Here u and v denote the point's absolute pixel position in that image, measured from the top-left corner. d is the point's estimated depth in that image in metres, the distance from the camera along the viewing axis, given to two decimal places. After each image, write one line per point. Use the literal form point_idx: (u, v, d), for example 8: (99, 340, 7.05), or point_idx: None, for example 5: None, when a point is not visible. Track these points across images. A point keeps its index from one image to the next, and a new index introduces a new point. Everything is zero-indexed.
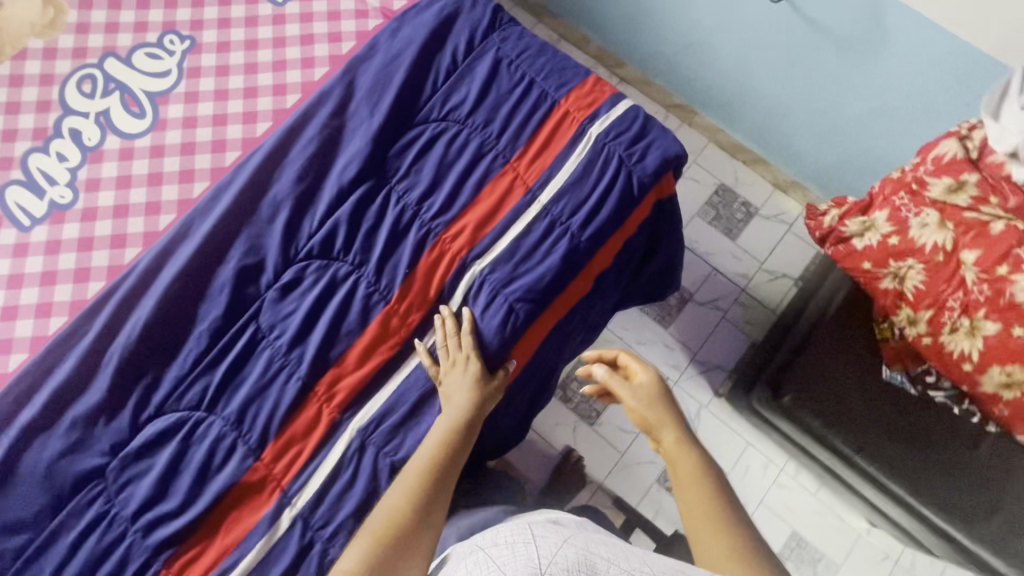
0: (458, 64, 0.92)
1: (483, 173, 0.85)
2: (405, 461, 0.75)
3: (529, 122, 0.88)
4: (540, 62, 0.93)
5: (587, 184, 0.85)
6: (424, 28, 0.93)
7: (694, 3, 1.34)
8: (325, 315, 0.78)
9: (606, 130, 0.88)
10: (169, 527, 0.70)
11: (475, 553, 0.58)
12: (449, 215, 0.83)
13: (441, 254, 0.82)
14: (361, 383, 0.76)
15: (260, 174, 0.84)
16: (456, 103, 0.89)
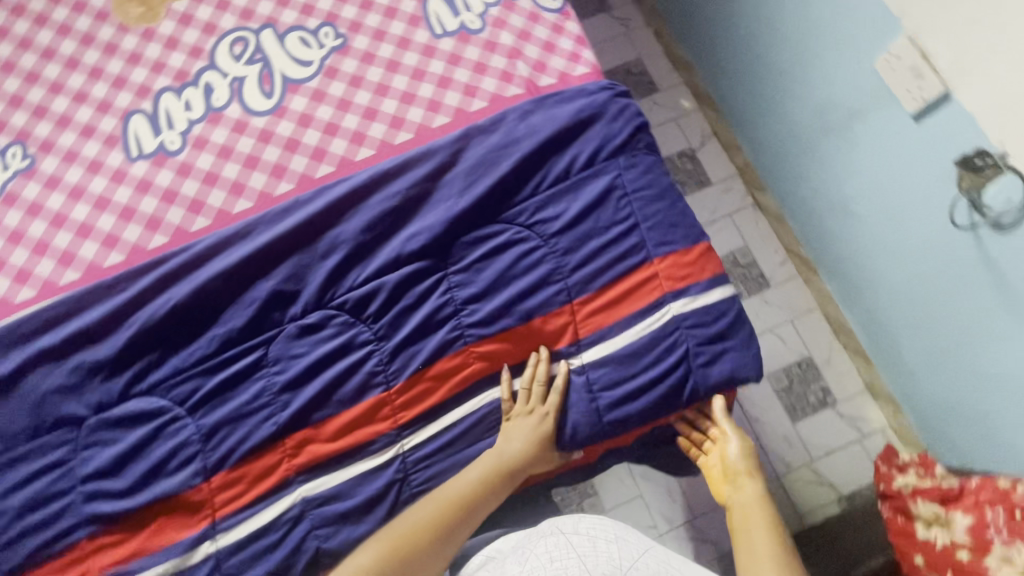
0: (571, 174, 0.85)
1: (540, 302, 0.80)
2: (330, 552, 0.73)
3: (614, 268, 0.81)
4: (655, 206, 0.84)
5: (639, 363, 0.78)
6: (556, 122, 0.88)
7: (860, 174, 1.19)
8: (326, 374, 0.76)
9: (687, 315, 0.79)
10: (107, 504, 0.73)
11: (557, 537, 0.75)
12: (487, 329, 0.79)
13: (461, 364, 0.78)
14: (326, 456, 0.74)
15: (335, 206, 0.83)
16: (550, 215, 0.83)
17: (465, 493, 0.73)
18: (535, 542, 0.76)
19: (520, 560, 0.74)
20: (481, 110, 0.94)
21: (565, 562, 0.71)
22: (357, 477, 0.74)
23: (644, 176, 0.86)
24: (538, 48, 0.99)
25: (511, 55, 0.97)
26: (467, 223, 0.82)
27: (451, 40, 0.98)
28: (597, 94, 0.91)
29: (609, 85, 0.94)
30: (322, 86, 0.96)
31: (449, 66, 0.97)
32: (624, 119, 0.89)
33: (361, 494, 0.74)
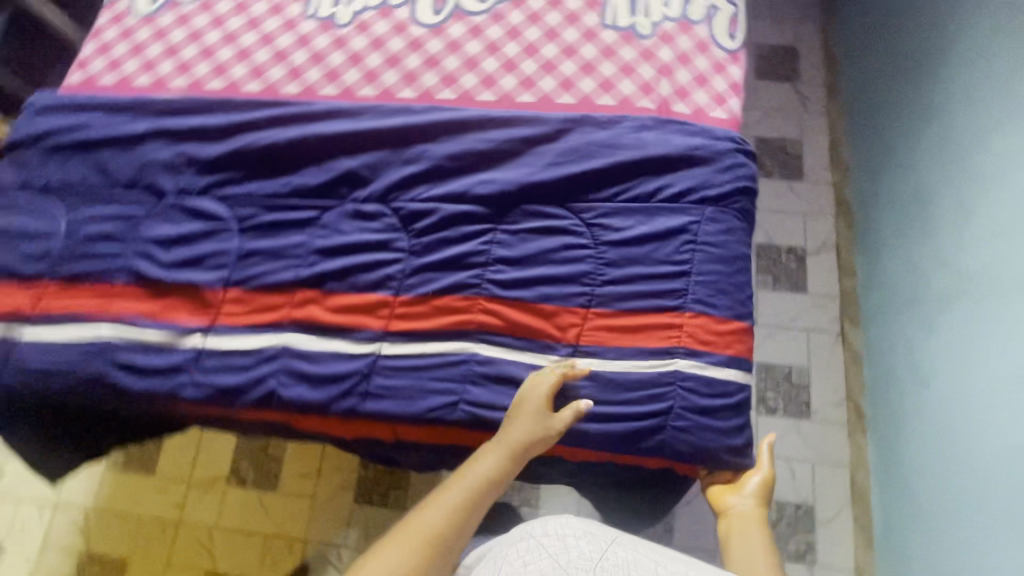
0: (654, 199, 0.85)
1: (561, 293, 0.81)
2: (282, 400, 0.80)
3: (645, 300, 0.80)
4: (716, 266, 0.82)
5: (619, 395, 0.78)
6: (666, 146, 0.87)
7: (953, 345, 1.20)
8: (355, 257, 0.83)
9: (689, 376, 0.78)
10: (146, 266, 0.84)
11: (527, 541, 0.74)
12: (502, 292, 0.81)
13: (464, 308, 0.81)
14: (319, 322, 0.81)
15: (436, 126, 0.89)
16: (613, 225, 0.84)
17: (470, 494, 0.72)
18: (506, 549, 0.75)
19: (496, 567, 0.73)
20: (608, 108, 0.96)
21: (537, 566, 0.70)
22: (334, 352, 0.81)
23: (724, 234, 0.83)
24: (689, 77, 0.99)
25: (660, 73, 0.99)
26: (538, 195, 0.85)
27: (615, 35, 1.01)
28: (720, 139, 0.89)
29: (737, 139, 0.92)
30: (484, 24, 1.02)
31: (600, 57, 1.00)
32: (733, 173, 0.86)
33: (331, 365, 0.80)
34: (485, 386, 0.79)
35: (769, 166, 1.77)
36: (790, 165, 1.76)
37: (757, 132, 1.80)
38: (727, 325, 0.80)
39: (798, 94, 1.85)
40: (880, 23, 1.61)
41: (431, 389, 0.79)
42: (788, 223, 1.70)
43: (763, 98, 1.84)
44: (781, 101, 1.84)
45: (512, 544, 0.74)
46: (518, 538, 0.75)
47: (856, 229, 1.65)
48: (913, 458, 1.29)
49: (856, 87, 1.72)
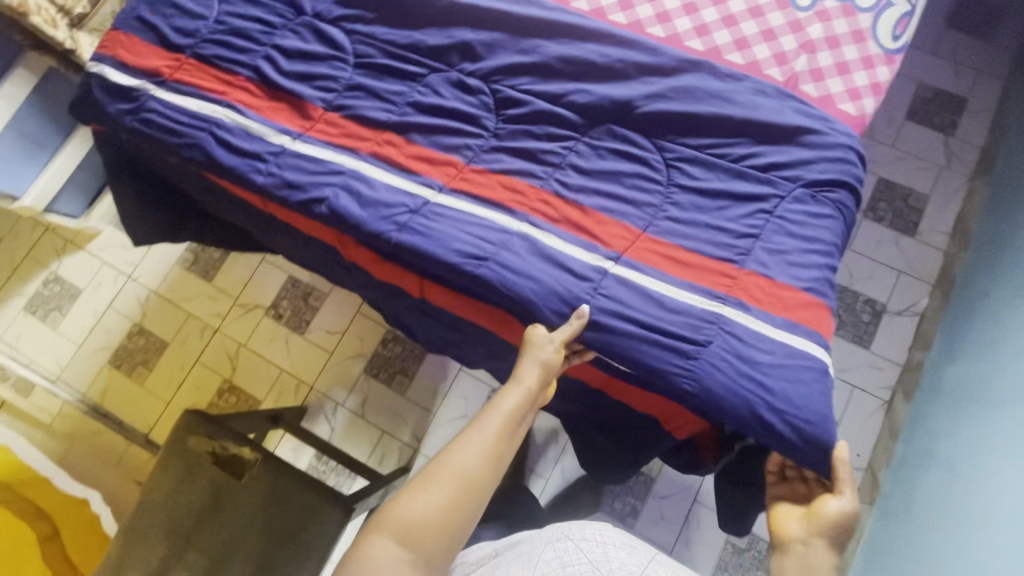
0: (746, 163, 0.82)
1: (621, 214, 0.81)
2: (332, 206, 0.83)
3: (699, 250, 0.79)
4: (781, 248, 0.79)
5: (642, 316, 0.76)
6: (781, 116, 0.83)
7: (1007, 448, 1.12)
8: (442, 120, 0.87)
9: (716, 324, 0.76)
10: (267, 68, 0.92)
11: (567, 543, 0.76)
12: (567, 192, 0.82)
13: (528, 192, 0.82)
14: (392, 158, 0.86)
15: (560, 25, 0.89)
16: (696, 172, 0.82)
17: (500, 434, 0.72)
18: (544, 547, 0.77)
19: (532, 563, 0.75)
20: (736, 65, 0.94)
21: (576, 568, 0.72)
22: (393, 188, 0.84)
23: (804, 217, 0.80)
24: (831, 61, 0.94)
25: (802, 48, 0.94)
26: (633, 120, 0.84)
27: None
28: (838, 133, 0.83)
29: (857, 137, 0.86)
30: None
31: (747, 14, 0.96)
32: (839, 165, 0.81)
33: (389, 195, 0.83)
34: (517, 256, 0.79)
35: (882, 211, 1.64)
36: (906, 218, 1.63)
37: (884, 171, 1.67)
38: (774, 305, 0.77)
39: (947, 148, 1.68)
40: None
41: (470, 241, 0.80)
42: (877, 275, 1.59)
43: (905, 139, 1.69)
44: (924, 150, 1.68)
45: (553, 541, 0.77)
46: (559, 536, 0.78)
47: (949, 305, 1.52)
48: (909, 533, 1.25)
49: (1015, 157, 1.55)
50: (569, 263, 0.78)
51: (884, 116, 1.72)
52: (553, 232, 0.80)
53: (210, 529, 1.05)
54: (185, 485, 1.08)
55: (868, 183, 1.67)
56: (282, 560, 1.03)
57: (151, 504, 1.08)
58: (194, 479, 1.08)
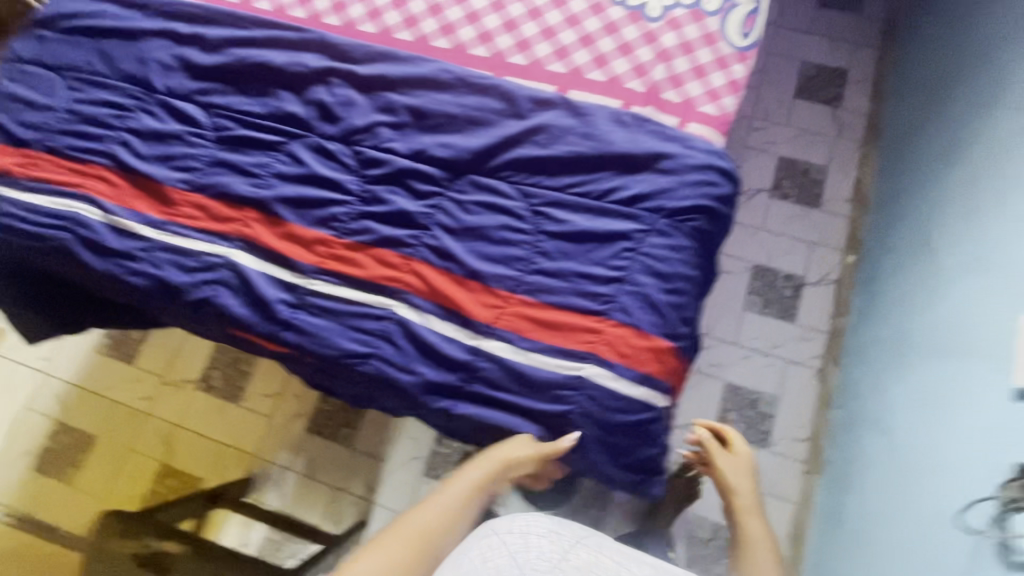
0: (609, 197, 0.83)
1: (492, 276, 0.80)
2: (215, 307, 0.83)
3: (571, 300, 0.79)
4: (654, 270, 0.81)
5: (524, 383, 0.77)
6: (638, 142, 0.86)
7: (913, 394, 1.19)
8: (308, 189, 0.86)
9: (596, 382, 0.76)
10: (125, 154, 0.89)
11: (492, 539, 0.75)
12: (437, 259, 0.81)
13: (395, 270, 0.81)
14: (263, 245, 0.84)
15: (417, 73, 0.90)
16: (560, 219, 0.82)
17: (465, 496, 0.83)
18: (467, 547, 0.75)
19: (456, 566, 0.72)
20: (598, 83, 0.95)
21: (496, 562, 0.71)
22: (269, 277, 0.83)
23: (666, 252, 0.82)
24: (687, 66, 0.97)
25: (658, 58, 0.97)
26: (498, 160, 0.85)
27: (623, 12, 0.99)
28: (695, 156, 0.87)
29: (715, 157, 0.89)
30: None
31: (603, 32, 0.98)
32: (697, 187, 0.85)
33: (266, 286, 0.82)
34: (396, 347, 0.79)
35: (787, 187, 1.70)
36: (808, 191, 1.70)
37: (783, 151, 1.74)
38: (653, 331, 0.78)
39: (836, 119, 1.76)
40: (935, 60, 1.51)
41: (351, 336, 0.80)
42: (791, 250, 1.65)
43: (797, 116, 1.77)
44: (816, 123, 1.76)
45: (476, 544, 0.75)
46: (483, 536, 0.76)
47: (860, 268, 1.59)
48: (853, 497, 1.29)
49: (896, 120, 1.64)
50: (443, 346, 0.78)
51: (775, 97, 1.79)
52: (429, 308, 0.80)
53: None
54: None
55: (771, 162, 1.73)
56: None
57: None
58: None
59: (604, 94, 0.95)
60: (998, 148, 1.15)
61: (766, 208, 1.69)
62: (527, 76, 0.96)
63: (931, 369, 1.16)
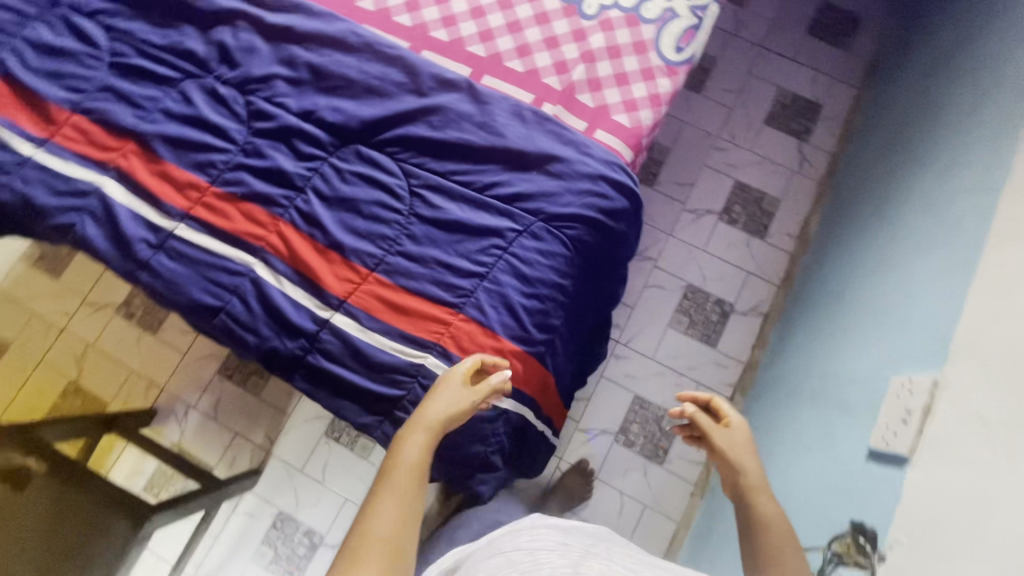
0: (490, 191, 0.82)
1: (354, 250, 0.79)
2: (78, 235, 0.82)
3: (427, 288, 0.78)
4: (517, 273, 0.80)
5: (364, 362, 0.78)
6: (532, 141, 0.84)
7: (796, 445, 1.18)
8: (191, 131, 0.84)
9: (434, 373, 0.77)
10: (12, 63, 0.86)
11: (498, 556, 0.63)
12: (304, 224, 0.80)
13: (260, 227, 0.80)
14: (135, 180, 0.82)
15: (325, 31, 0.87)
16: (435, 204, 0.81)
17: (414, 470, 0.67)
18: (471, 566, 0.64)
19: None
20: (515, 73, 0.93)
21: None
22: (134, 213, 0.81)
23: (535, 256, 0.81)
24: (609, 72, 0.95)
25: (581, 59, 0.94)
26: (387, 135, 0.83)
27: (557, 3, 0.96)
28: (588, 165, 0.84)
29: (610, 169, 0.86)
30: None
31: (532, 21, 0.96)
32: (582, 197, 0.83)
33: (129, 221, 0.81)
34: (246, 305, 0.79)
35: (737, 212, 1.69)
36: (757, 220, 1.68)
37: (740, 175, 1.72)
38: (502, 332, 0.79)
39: (800, 152, 1.74)
40: (897, 113, 1.49)
41: (204, 287, 0.79)
42: (727, 275, 1.64)
43: (762, 143, 1.74)
44: (780, 153, 1.74)
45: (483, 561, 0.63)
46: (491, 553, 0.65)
47: (788, 305, 1.58)
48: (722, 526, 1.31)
49: (854, 164, 1.62)
50: (291, 312, 0.77)
51: (745, 119, 1.76)
52: (286, 271, 0.79)
53: None
54: None
55: (726, 185, 1.71)
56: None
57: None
58: None
59: (518, 86, 0.93)
60: (925, 207, 1.13)
61: (712, 230, 1.67)
62: (445, 54, 0.94)
63: (818, 424, 1.14)
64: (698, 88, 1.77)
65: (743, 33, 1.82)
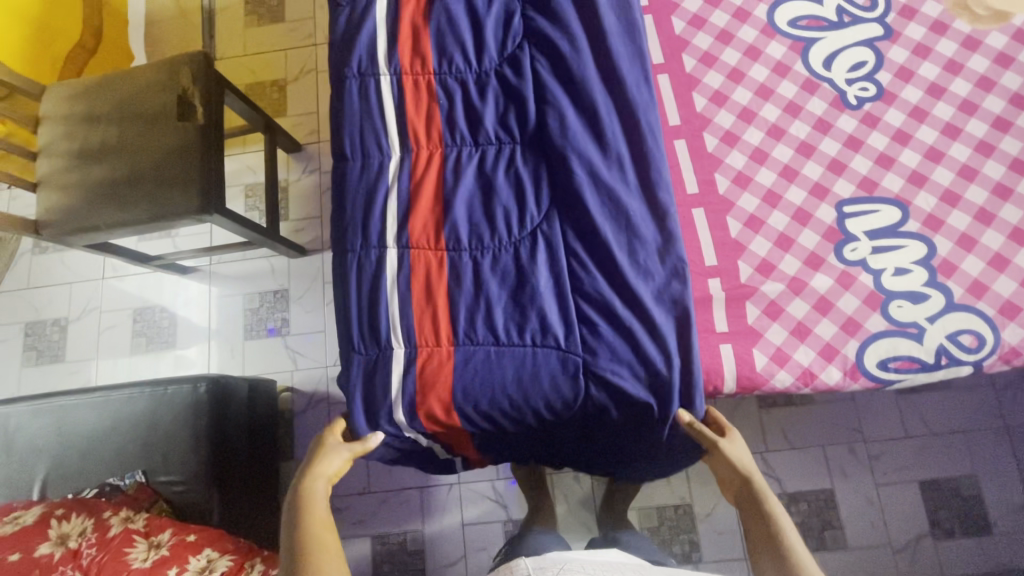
0: (580, 297, 0.78)
1: (453, 222, 0.80)
2: (336, 15, 0.91)
3: (458, 305, 0.78)
4: (516, 370, 0.77)
5: (369, 296, 0.80)
6: (656, 304, 0.78)
7: None
8: (467, 27, 0.88)
9: (386, 362, 0.78)
10: None
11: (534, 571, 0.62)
12: (449, 168, 0.83)
13: (423, 134, 0.85)
14: (400, 18, 0.89)
15: (631, 61, 0.86)
16: (534, 257, 0.79)
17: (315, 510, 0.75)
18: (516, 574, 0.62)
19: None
20: (724, 232, 0.84)
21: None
22: (375, 39, 0.88)
23: (545, 376, 0.77)
24: (798, 315, 0.82)
25: (789, 280, 0.83)
26: (569, 166, 0.80)
27: (829, 220, 0.84)
28: (669, 373, 0.77)
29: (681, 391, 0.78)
30: (794, 75, 0.89)
31: (790, 211, 0.85)
32: (641, 382, 0.77)
33: (364, 41, 0.88)
34: (361, 172, 0.85)
35: (798, 510, 1.46)
36: (805, 536, 1.44)
37: (839, 491, 1.46)
38: (457, 392, 0.77)
39: (914, 540, 1.43)
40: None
41: (354, 134, 0.86)
42: None
43: (893, 493, 1.45)
44: (897, 519, 1.44)
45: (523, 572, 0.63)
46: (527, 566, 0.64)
47: None
48: None
49: None
50: (376, 212, 0.82)
51: (905, 459, 1.47)
52: (406, 182, 0.83)
53: (155, 104, 1.27)
54: (167, 73, 1.29)
55: (819, 483, 1.47)
56: (127, 182, 1.24)
57: (111, 93, 1.29)
58: (170, 76, 1.29)
59: (714, 243, 0.84)
60: None
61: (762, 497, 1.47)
62: (694, 160, 0.87)
63: None
64: (902, 392, 1.49)
65: (1004, 398, 1.48)
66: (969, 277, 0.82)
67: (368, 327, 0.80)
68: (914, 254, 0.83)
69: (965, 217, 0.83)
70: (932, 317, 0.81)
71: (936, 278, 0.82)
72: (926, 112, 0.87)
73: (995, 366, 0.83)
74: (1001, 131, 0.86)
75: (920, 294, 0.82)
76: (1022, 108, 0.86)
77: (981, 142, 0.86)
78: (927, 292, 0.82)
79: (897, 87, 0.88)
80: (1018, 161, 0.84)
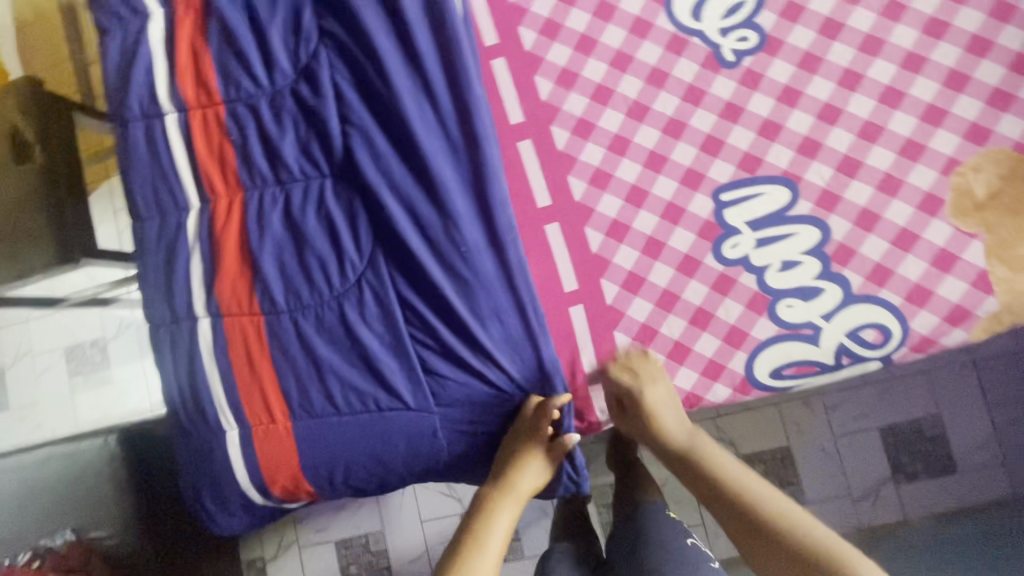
0: (419, 346, 0.69)
1: (264, 283, 0.70)
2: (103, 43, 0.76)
3: (285, 376, 0.70)
4: (359, 438, 0.70)
5: (192, 377, 0.72)
6: (506, 347, 0.69)
7: None
8: (247, 39, 0.71)
9: (220, 445, 0.72)
10: None
11: None
12: (252, 217, 0.71)
13: (220, 181, 0.72)
14: (173, 42, 0.73)
15: (450, 48, 0.69)
16: (362, 314, 0.69)
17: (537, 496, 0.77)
18: None
19: None
20: (583, 248, 0.72)
21: None
22: (150, 67, 0.74)
23: (399, 440, 0.70)
24: (674, 334, 0.72)
25: (659, 296, 0.72)
26: (385, 200, 0.68)
27: (706, 214, 0.71)
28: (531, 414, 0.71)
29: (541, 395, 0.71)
30: (656, 34, 0.72)
31: (660, 208, 0.72)
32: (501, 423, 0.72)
33: (141, 74, 0.74)
34: (162, 236, 0.74)
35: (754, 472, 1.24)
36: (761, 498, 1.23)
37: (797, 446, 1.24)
38: (308, 469, 0.72)
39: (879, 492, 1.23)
40: None
41: (148, 192, 0.74)
42: None
43: (855, 445, 1.23)
44: (863, 471, 1.23)
45: None
46: None
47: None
48: None
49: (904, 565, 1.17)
50: (182, 283, 0.72)
51: (868, 405, 1.24)
52: (209, 242, 0.72)
53: None
54: None
55: (774, 441, 1.25)
56: None
57: None
58: None
59: (573, 263, 0.72)
60: None
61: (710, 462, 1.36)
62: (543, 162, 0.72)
63: None
64: None
65: None
66: (870, 261, 0.69)
67: (197, 412, 0.73)
68: (803, 243, 0.70)
69: (868, 189, 0.69)
70: (829, 313, 0.70)
71: (831, 268, 0.70)
72: (820, 58, 0.70)
73: (907, 356, 0.72)
74: (912, 71, 0.69)
75: (811, 289, 0.70)
76: (939, 38, 0.69)
77: (888, 90, 0.69)
78: (820, 285, 0.70)
79: (784, 32, 0.70)
80: (933, 108, 0.69)
